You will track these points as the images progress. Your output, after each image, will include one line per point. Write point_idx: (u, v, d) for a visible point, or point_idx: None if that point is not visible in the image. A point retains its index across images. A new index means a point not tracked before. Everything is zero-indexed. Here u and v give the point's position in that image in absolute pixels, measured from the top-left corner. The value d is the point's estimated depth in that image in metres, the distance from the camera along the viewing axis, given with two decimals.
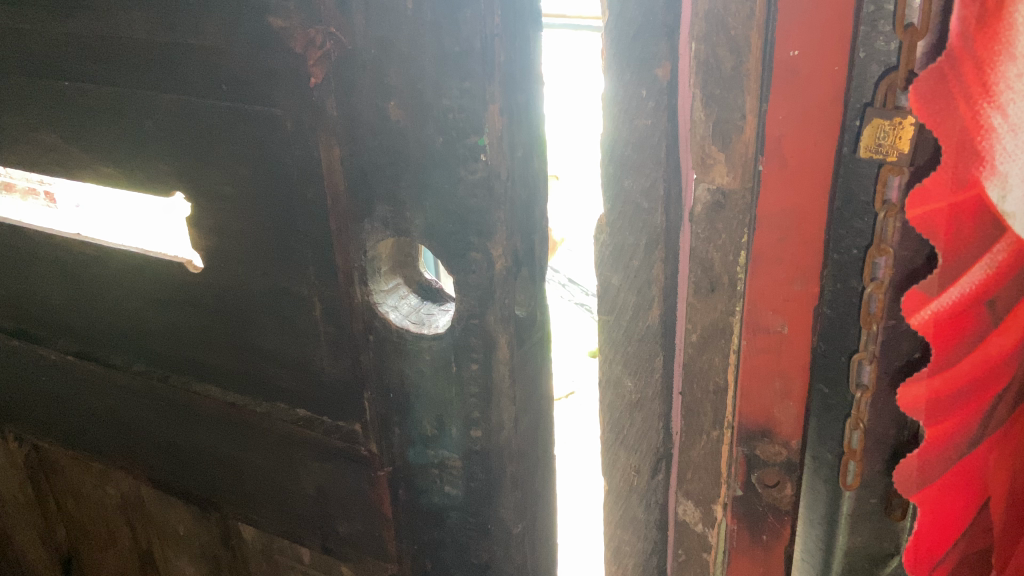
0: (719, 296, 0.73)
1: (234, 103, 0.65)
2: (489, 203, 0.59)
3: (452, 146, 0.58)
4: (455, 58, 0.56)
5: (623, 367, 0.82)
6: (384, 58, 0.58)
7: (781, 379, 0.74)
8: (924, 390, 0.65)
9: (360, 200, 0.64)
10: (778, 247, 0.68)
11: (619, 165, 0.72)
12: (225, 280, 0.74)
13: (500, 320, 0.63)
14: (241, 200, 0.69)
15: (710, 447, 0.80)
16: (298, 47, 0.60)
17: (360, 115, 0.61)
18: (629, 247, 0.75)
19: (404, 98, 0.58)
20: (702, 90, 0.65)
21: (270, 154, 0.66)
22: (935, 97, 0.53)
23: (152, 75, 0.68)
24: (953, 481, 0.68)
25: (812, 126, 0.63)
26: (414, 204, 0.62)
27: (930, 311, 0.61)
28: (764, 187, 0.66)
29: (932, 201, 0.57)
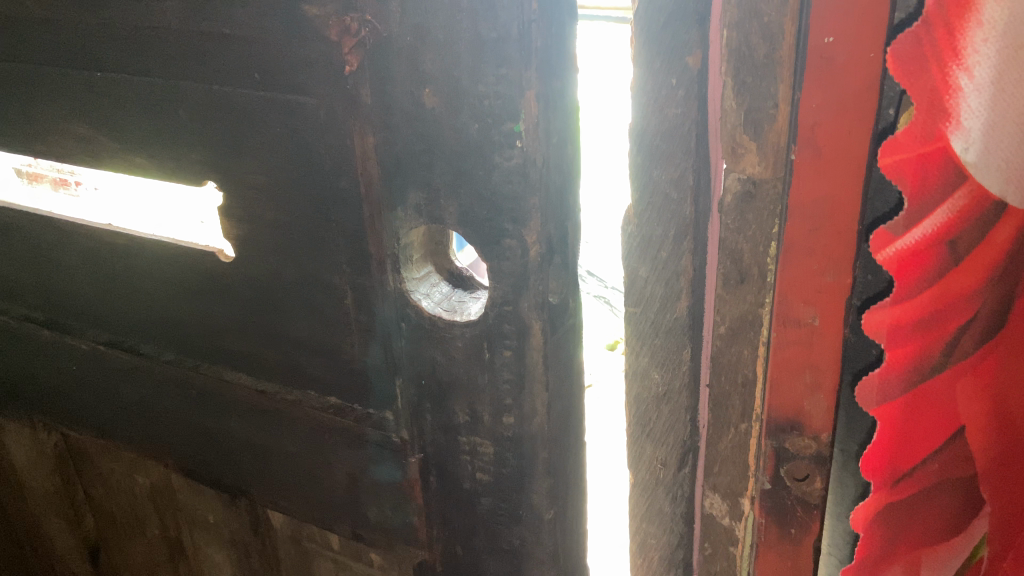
0: (748, 288, 0.74)
1: (266, 91, 0.66)
2: (525, 189, 0.59)
3: (488, 133, 0.59)
4: (492, 45, 0.56)
5: (650, 360, 0.82)
6: (419, 46, 0.58)
7: (812, 373, 0.72)
8: (887, 317, 0.64)
9: (394, 188, 0.64)
10: (812, 238, 0.67)
11: (647, 156, 0.72)
12: (257, 269, 0.75)
13: (534, 307, 0.63)
14: (273, 189, 0.70)
15: (738, 440, 0.81)
16: (333, 35, 0.60)
17: (395, 102, 0.61)
18: (657, 238, 0.75)
19: (440, 86, 0.59)
20: (735, 78, 0.65)
21: (303, 143, 0.66)
22: (908, 57, 0.58)
23: (186, 66, 0.69)
24: (907, 411, 0.66)
25: (847, 114, 0.61)
26: (447, 192, 0.62)
27: (894, 248, 0.62)
28: (796, 177, 0.65)
29: (902, 150, 0.60)
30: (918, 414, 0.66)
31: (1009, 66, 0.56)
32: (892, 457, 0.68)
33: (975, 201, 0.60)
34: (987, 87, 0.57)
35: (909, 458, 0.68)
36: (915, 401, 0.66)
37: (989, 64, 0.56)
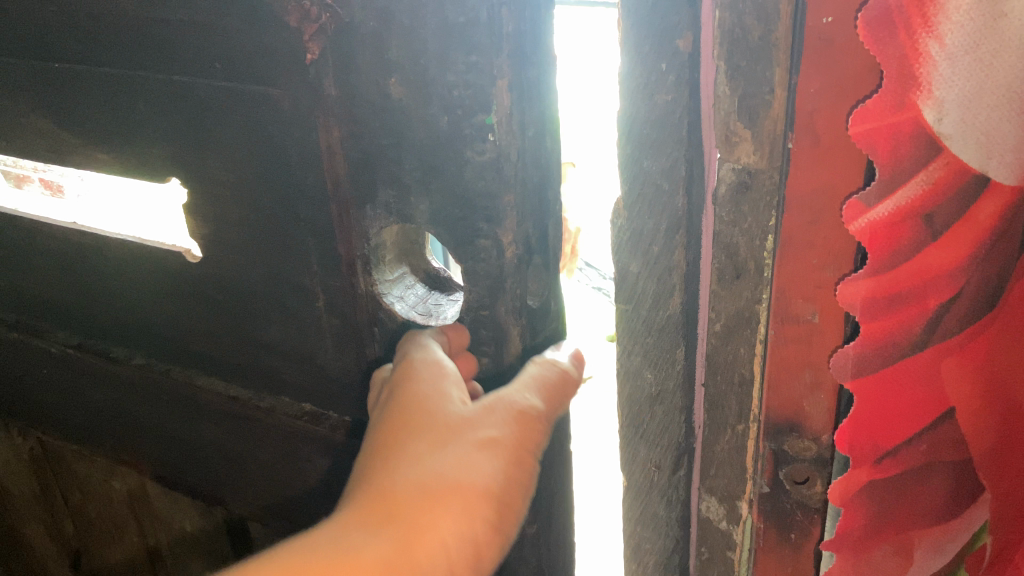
0: (744, 284, 0.70)
1: (228, 82, 0.62)
2: (501, 187, 0.57)
3: (459, 125, 0.56)
4: (460, 30, 0.53)
5: (642, 359, 0.78)
6: (384, 32, 0.55)
7: (812, 371, 0.69)
8: (860, 290, 0.63)
9: (361, 184, 0.61)
10: (810, 231, 0.63)
11: (637, 144, 0.68)
12: (227, 270, 0.72)
13: (511, 311, 0.62)
14: (240, 187, 0.66)
15: (735, 442, 0.78)
16: (292, 21, 0.56)
17: (359, 93, 0.58)
18: (649, 231, 0.71)
19: (407, 76, 0.56)
20: (727, 62, 0.61)
21: (269, 136, 0.62)
22: (879, 26, 0.54)
23: (142, 54, 0.65)
24: (887, 387, 0.67)
25: (848, 99, 0.57)
26: (418, 188, 0.60)
27: (867, 221, 0.60)
28: (796, 167, 0.61)
29: (872, 120, 0.57)
30: (901, 392, 0.67)
31: (981, 32, 0.53)
32: (874, 431, 0.69)
33: (952, 173, 0.57)
34: (960, 55, 0.54)
35: (892, 434, 0.69)
36: (896, 377, 0.66)
37: (961, 31, 0.53)
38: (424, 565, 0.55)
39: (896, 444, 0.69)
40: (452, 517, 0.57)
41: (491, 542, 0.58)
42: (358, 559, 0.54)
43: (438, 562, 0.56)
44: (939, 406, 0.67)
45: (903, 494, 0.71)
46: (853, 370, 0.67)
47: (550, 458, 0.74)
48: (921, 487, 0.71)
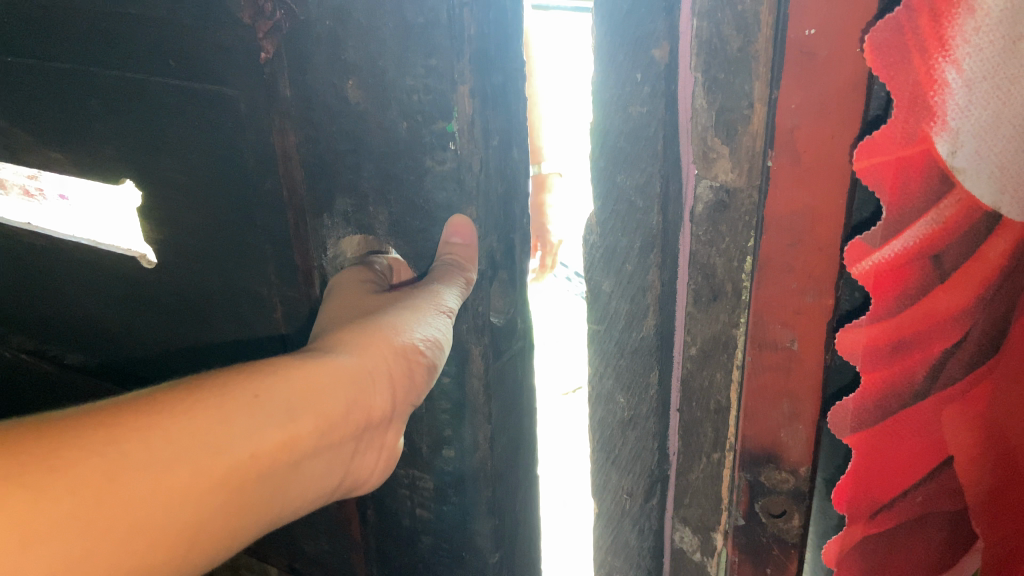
0: (721, 306, 0.67)
1: (182, 81, 0.66)
2: (462, 196, 0.63)
3: (418, 132, 0.62)
4: (418, 30, 0.58)
5: (614, 382, 0.76)
6: (340, 31, 0.61)
7: (790, 401, 0.66)
8: (863, 337, 0.61)
9: (318, 191, 0.68)
10: (789, 253, 0.61)
11: (610, 159, 0.66)
12: (186, 280, 0.78)
13: (473, 329, 0.68)
14: (196, 190, 0.71)
15: (710, 470, 0.74)
16: (247, 17, 0.61)
17: (315, 96, 0.64)
18: (622, 249, 0.70)
19: (366, 76, 0.62)
20: (705, 74, 0.59)
21: (224, 137, 0.67)
22: (890, 49, 0.51)
23: (102, 54, 0.69)
24: (887, 439, 0.64)
25: (827, 116, 0.55)
26: (377, 199, 0.66)
27: (872, 263, 0.58)
28: (774, 186, 0.59)
29: (880, 154, 0.54)
30: (901, 443, 0.64)
31: (1001, 56, 0.50)
32: (871, 485, 0.66)
33: (963, 211, 0.55)
34: (978, 82, 0.51)
35: (889, 486, 0.65)
36: (898, 429, 0.63)
37: (979, 55, 0.50)
38: (371, 376, 0.58)
39: (892, 497, 0.66)
40: (392, 345, 0.60)
41: (421, 371, 0.62)
42: (314, 366, 0.56)
43: (382, 378, 0.59)
44: (938, 455, 0.63)
45: (893, 542, 0.68)
46: (853, 423, 0.64)
47: (510, 483, 0.77)
48: (913, 537, 0.67)
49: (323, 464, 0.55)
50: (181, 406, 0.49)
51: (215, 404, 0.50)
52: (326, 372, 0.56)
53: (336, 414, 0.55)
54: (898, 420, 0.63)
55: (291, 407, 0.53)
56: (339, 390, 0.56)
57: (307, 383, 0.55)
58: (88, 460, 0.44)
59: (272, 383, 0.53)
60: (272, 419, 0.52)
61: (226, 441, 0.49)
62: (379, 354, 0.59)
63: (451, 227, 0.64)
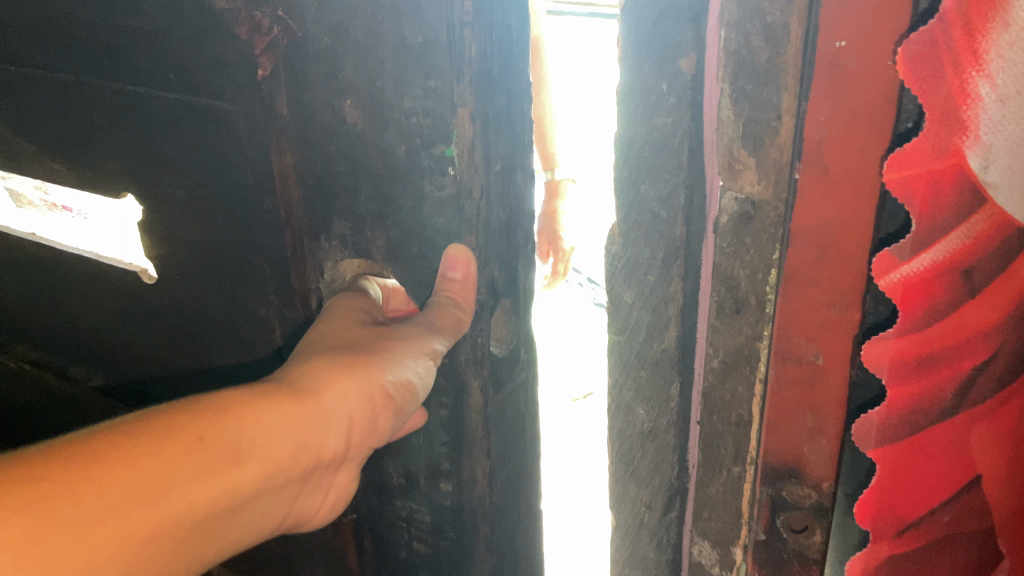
0: (744, 319, 0.66)
1: (182, 94, 0.67)
2: (462, 224, 0.64)
3: (416, 154, 0.63)
4: (416, 51, 0.59)
5: (634, 394, 0.76)
6: (338, 48, 0.62)
7: (813, 415, 0.65)
8: (889, 350, 0.60)
9: (314, 212, 0.70)
10: (816, 266, 0.60)
11: (634, 169, 0.66)
12: (182, 296, 0.81)
13: (471, 361, 0.69)
14: (195, 206, 0.73)
15: (730, 484, 0.73)
16: (242, 32, 0.60)
17: (315, 114, 0.66)
18: (644, 261, 0.69)
19: (363, 96, 0.63)
20: (732, 85, 0.57)
21: (223, 153, 0.68)
22: (921, 61, 0.51)
23: (105, 67, 0.70)
24: (912, 456, 0.63)
25: (857, 129, 0.54)
26: (374, 222, 0.68)
27: (900, 275, 0.57)
28: (802, 199, 0.58)
29: (909, 167, 0.53)
30: (927, 461, 0.63)
31: None
32: (896, 502, 0.65)
33: (994, 227, 0.54)
34: (1013, 97, 0.50)
35: (915, 504, 0.65)
36: (924, 446, 0.63)
37: (1013, 70, 0.49)
38: (330, 418, 0.58)
39: (918, 515, 0.65)
40: (359, 386, 0.60)
41: (385, 414, 0.63)
42: (273, 405, 0.55)
43: (340, 421, 0.59)
44: (966, 474, 0.63)
45: (918, 561, 0.67)
46: (878, 437, 0.63)
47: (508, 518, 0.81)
48: (940, 555, 0.67)
49: (263, 507, 0.55)
50: (126, 451, 0.48)
51: (157, 451, 0.49)
52: (284, 412, 0.55)
53: (286, 459, 0.55)
54: (925, 437, 0.62)
55: (240, 454, 0.52)
56: (295, 433, 0.55)
57: (260, 428, 0.54)
58: (11, 521, 0.42)
59: (227, 424, 0.52)
60: (218, 469, 0.51)
61: (169, 492, 0.48)
62: (344, 396, 0.59)
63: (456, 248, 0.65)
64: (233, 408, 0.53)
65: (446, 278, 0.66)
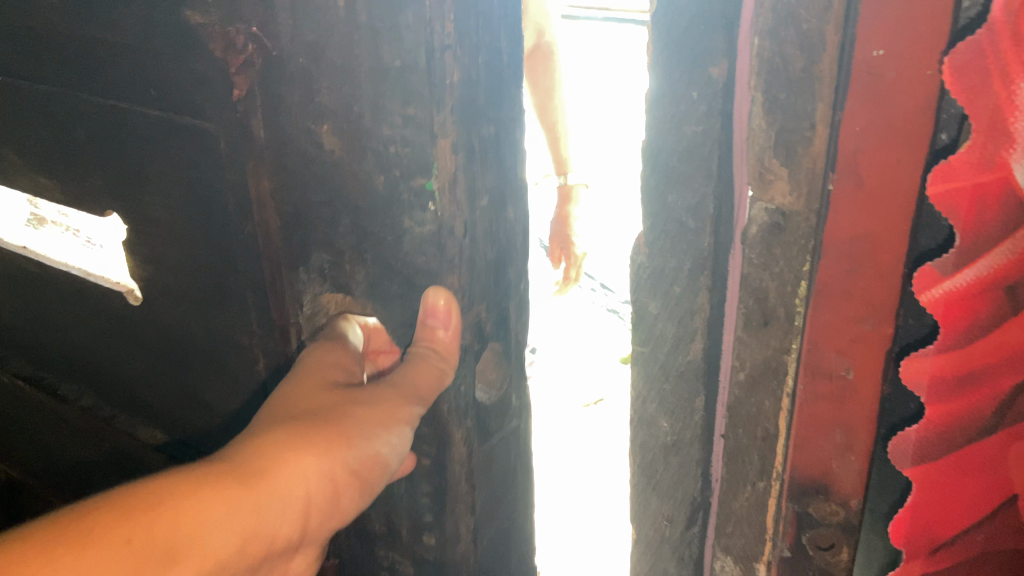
0: (772, 331, 0.64)
1: (163, 113, 0.74)
2: (444, 262, 0.68)
3: (398, 188, 0.67)
4: (395, 74, 0.63)
5: (658, 407, 0.74)
6: (314, 67, 0.66)
7: (843, 431, 0.64)
8: (928, 366, 0.60)
9: (292, 243, 0.76)
10: (848, 280, 0.59)
11: (661, 177, 0.65)
12: (168, 318, 0.89)
13: (454, 411, 0.74)
14: (174, 226, 0.81)
15: (755, 499, 0.71)
16: (219, 49, 0.67)
17: (292, 140, 0.71)
18: (671, 270, 0.68)
19: (341, 121, 0.68)
20: (765, 93, 0.56)
21: (200, 171, 0.74)
22: (968, 72, 0.50)
23: (91, 85, 0.77)
24: (950, 475, 0.63)
25: (894, 141, 0.53)
26: (353, 255, 0.73)
27: (941, 290, 0.57)
28: (835, 210, 0.57)
29: (954, 180, 0.53)
30: (966, 481, 0.62)
31: None
32: (932, 522, 0.64)
33: None
34: None
35: (951, 524, 0.64)
36: (963, 465, 0.62)
37: None
38: (284, 501, 0.60)
39: (954, 536, 0.64)
40: (321, 462, 0.62)
41: (348, 489, 0.65)
42: (223, 486, 0.57)
43: (294, 503, 0.60)
44: (1003, 492, 0.62)
45: None
46: (915, 454, 0.63)
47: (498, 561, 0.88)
48: None
49: None
50: (54, 558, 0.49)
51: (82, 555, 0.50)
52: (231, 498, 0.57)
53: (234, 546, 0.57)
54: (964, 457, 0.61)
55: (175, 551, 0.53)
56: (247, 518, 0.57)
57: (205, 518, 0.55)
58: None
59: (167, 518, 0.54)
60: (149, 567, 0.52)
61: None
62: (304, 474, 0.61)
63: (438, 292, 0.70)
64: (178, 502, 0.54)
65: (423, 340, 0.70)
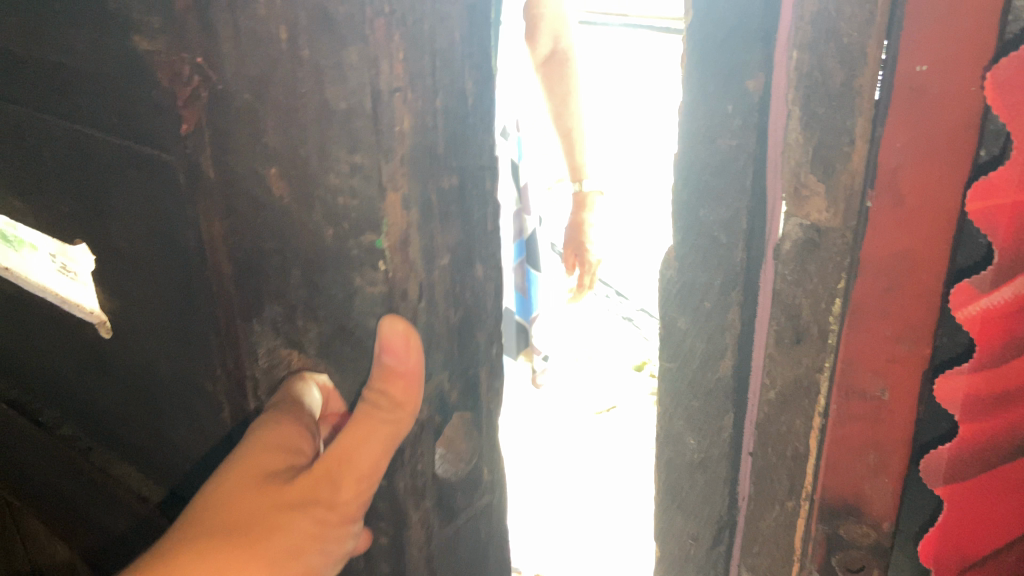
0: (805, 349, 0.63)
1: (86, 131, 0.62)
2: (392, 332, 0.54)
3: (344, 242, 0.52)
4: (340, 118, 0.49)
5: (685, 423, 0.75)
6: (258, 105, 0.51)
7: (877, 453, 0.62)
8: (963, 386, 0.57)
9: (245, 291, 0.59)
10: (885, 298, 0.57)
11: (693, 192, 0.65)
12: (130, 336, 0.73)
13: (410, 491, 0.59)
14: (135, 255, 0.65)
15: (783, 519, 0.70)
16: (161, 78, 0.51)
17: (240, 179, 0.54)
18: (701, 285, 0.68)
19: (288, 167, 0.52)
20: (803, 107, 0.55)
21: (133, 205, 0.61)
22: (1012, 86, 0.48)
23: (17, 92, 0.67)
24: (983, 495, 0.60)
25: (935, 157, 0.51)
26: (305, 310, 0.57)
27: (979, 308, 0.54)
28: (874, 227, 0.55)
29: (996, 195, 0.50)
30: (999, 501, 0.60)
31: None
32: (962, 543, 0.62)
33: None
34: None
35: (982, 544, 0.62)
36: (996, 485, 0.59)
37: None
38: None
39: (985, 555, 0.62)
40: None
41: None
42: None
43: None
44: None
45: None
46: (947, 474, 0.60)
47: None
48: None
49: None
50: None
51: None
52: None
53: None
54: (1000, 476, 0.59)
55: None
56: None
57: None
58: None
59: None
60: None
61: None
62: None
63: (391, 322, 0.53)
64: None
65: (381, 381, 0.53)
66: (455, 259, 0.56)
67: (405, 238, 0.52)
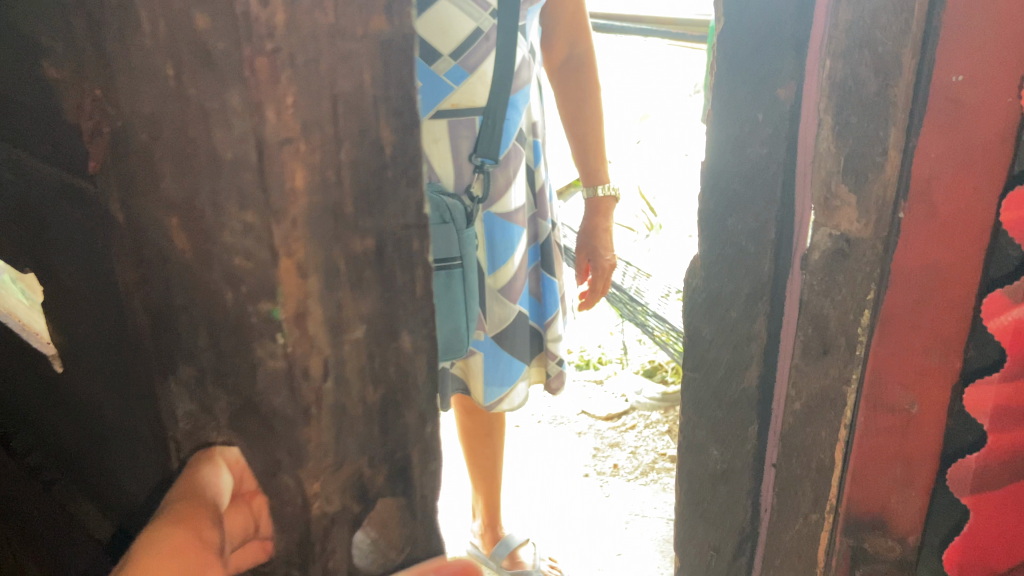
0: (832, 361, 0.62)
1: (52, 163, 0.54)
2: (297, 415, 0.37)
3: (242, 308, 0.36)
4: (229, 171, 0.34)
5: (708, 433, 0.73)
6: (156, 149, 0.36)
7: (903, 466, 0.62)
8: (993, 396, 0.57)
9: (161, 345, 0.44)
10: (916, 310, 0.57)
11: (720, 202, 0.64)
12: (82, 320, 0.61)
13: None
14: (80, 262, 0.56)
15: (806, 531, 0.69)
16: (68, 108, 0.44)
17: (146, 228, 0.40)
18: (726, 295, 0.67)
19: (187, 219, 0.37)
20: (835, 116, 0.55)
21: (81, 236, 0.53)
22: None
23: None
24: (1006, 505, 0.60)
25: (971, 169, 0.53)
26: (213, 376, 0.41)
27: (1012, 318, 0.54)
28: (907, 239, 0.56)
29: None
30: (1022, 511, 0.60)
31: None
32: (986, 553, 0.61)
33: None
34: None
35: (1003, 553, 0.61)
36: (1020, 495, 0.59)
37: None
38: None
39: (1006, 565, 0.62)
40: None
41: None
42: None
43: None
44: None
45: None
46: (974, 485, 0.60)
47: None
48: None
49: None
50: None
51: None
52: None
53: None
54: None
55: None
56: None
57: None
58: None
59: None
60: None
61: None
62: None
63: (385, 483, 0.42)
64: None
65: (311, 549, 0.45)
66: (374, 332, 0.38)
67: (335, 327, 0.37)
